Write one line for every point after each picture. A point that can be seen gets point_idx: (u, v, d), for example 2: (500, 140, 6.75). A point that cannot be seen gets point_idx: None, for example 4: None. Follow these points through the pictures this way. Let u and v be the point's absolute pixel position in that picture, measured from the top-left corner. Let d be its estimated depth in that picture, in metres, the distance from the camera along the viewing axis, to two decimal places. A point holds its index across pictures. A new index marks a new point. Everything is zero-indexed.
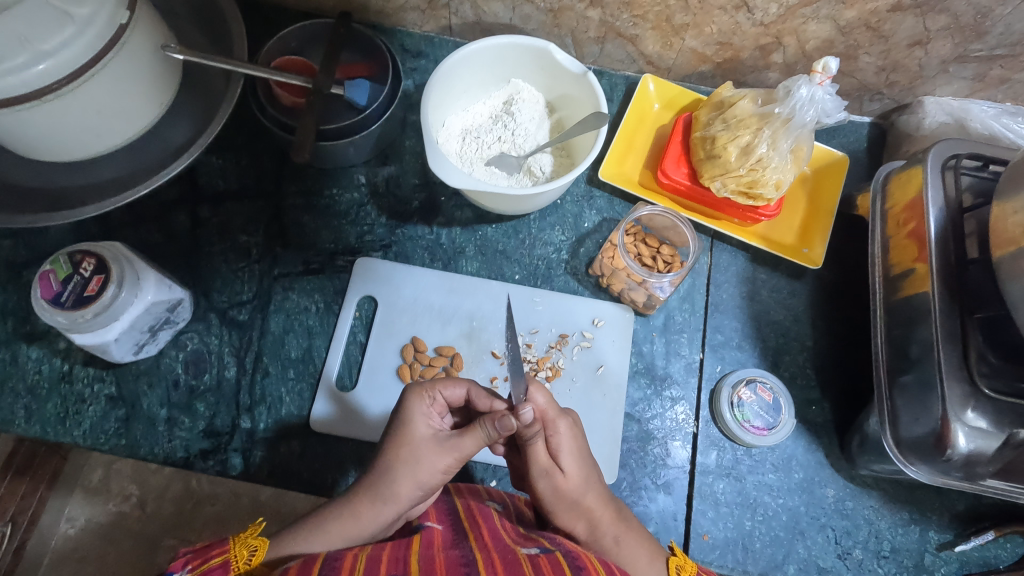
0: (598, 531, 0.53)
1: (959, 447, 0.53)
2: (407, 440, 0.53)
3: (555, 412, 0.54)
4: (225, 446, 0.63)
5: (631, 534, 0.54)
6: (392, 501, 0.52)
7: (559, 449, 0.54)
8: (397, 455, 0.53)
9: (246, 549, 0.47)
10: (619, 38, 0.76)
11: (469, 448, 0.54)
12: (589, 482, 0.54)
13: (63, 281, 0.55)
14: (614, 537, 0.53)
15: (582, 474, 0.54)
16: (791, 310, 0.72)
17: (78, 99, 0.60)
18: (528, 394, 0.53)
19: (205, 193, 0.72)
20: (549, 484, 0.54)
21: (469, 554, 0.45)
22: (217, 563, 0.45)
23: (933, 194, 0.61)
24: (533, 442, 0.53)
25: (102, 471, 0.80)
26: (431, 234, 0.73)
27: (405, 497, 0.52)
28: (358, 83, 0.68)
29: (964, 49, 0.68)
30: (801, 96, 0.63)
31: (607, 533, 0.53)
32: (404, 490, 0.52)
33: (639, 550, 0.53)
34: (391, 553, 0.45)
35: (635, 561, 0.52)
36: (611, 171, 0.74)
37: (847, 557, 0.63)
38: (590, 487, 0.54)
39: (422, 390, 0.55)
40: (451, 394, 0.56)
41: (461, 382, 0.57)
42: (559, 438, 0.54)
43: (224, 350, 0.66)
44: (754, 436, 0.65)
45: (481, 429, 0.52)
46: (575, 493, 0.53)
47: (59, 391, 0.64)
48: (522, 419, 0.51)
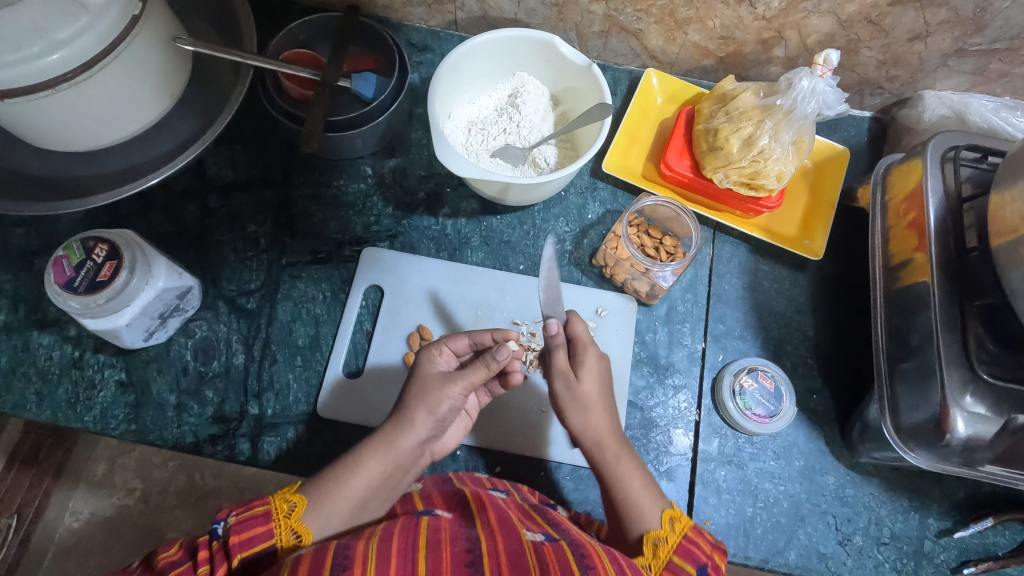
0: (601, 448, 0.57)
1: (958, 432, 0.54)
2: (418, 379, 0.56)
3: (587, 340, 0.59)
4: (233, 431, 0.64)
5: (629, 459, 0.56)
6: (409, 427, 0.53)
7: (579, 368, 0.58)
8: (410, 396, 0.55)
9: (285, 503, 0.48)
10: (623, 32, 0.77)
11: (474, 379, 0.56)
12: (604, 405, 0.58)
13: (76, 267, 0.56)
14: (613, 455, 0.56)
15: (600, 394, 0.58)
16: (792, 301, 0.72)
17: (92, 88, 0.61)
18: (571, 323, 0.59)
19: (214, 184, 0.73)
20: (563, 391, 0.58)
21: (475, 544, 0.46)
22: (260, 513, 0.47)
23: (933, 185, 0.62)
24: (556, 352, 0.57)
25: (104, 465, 0.97)
26: (437, 225, 0.74)
27: (422, 423, 0.54)
28: (366, 77, 0.70)
29: (963, 43, 0.69)
30: (802, 88, 0.64)
31: (607, 448, 0.56)
32: (420, 419, 0.54)
33: (637, 473, 0.56)
34: (399, 542, 0.44)
35: (629, 482, 0.55)
36: (614, 163, 0.75)
37: (848, 544, 0.64)
38: (602, 408, 0.58)
39: (443, 343, 0.59)
40: (457, 344, 0.59)
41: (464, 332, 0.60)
42: (582, 362, 0.58)
43: (232, 337, 0.67)
44: (756, 424, 0.66)
45: (481, 361, 0.56)
46: (590, 409, 0.57)
47: (70, 377, 0.65)
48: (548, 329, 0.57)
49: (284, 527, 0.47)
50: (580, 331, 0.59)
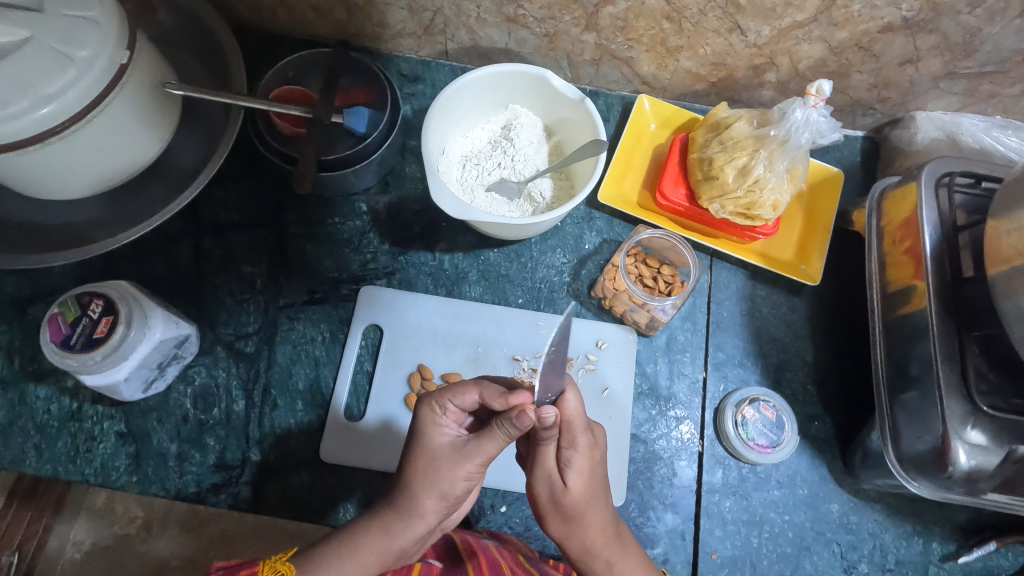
0: (593, 555, 0.53)
1: (961, 464, 0.54)
2: (426, 451, 0.53)
3: (581, 426, 0.52)
4: (235, 479, 0.64)
5: (625, 558, 0.54)
6: (416, 516, 0.52)
7: (568, 464, 0.52)
8: (417, 466, 0.53)
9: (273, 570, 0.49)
10: (614, 60, 0.77)
11: (490, 451, 0.53)
12: (594, 502, 0.53)
13: (72, 324, 0.56)
14: (607, 562, 0.54)
15: (588, 492, 0.52)
16: (791, 326, 0.73)
17: (82, 140, 0.60)
18: (562, 397, 0.51)
19: (208, 225, 0.72)
20: (549, 490, 0.53)
21: None
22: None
23: (928, 213, 0.62)
24: (547, 445, 0.52)
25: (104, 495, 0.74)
26: (433, 260, 0.73)
27: (430, 510, 0.52)
28: (357, 111, 0.69)
29: (954, 66, 0.69)
30: (796, 119, 0.64)
31: (601, 556, 0.53)
32: (428, 505, 0.52)
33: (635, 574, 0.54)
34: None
35: None
36: (609, 193, 0.75)
37: (853, 572, 0.64)
38: (596, 510, 0.53)
39: (437, 401, 0.54)
40: (463, 401, 0.55)
41: (472, 387, 0.55)
42: (572, 455, 0.52)
43: (232, 383, 0.67)
44: (759, 454, 0.66)
45: (500, 429, 0.51)
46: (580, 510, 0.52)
47: (69, 429, 0.64)
48: (542, 419, 0.49)
49: None
50: (574, 407, 0.52)
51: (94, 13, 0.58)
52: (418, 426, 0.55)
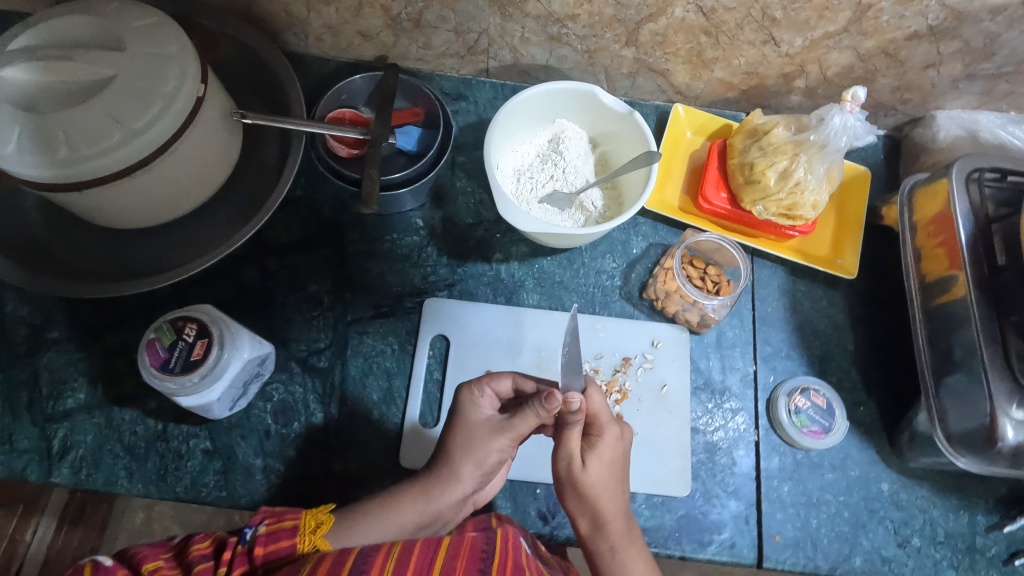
0: (602, 534, 0.58)
1: (1008, 439, 0.59)
2: (464, 425, 0.60)
3: (602, 417, 0.59)
4: (320, 488, 0.67)
5: (631, 548, 0.58)
6: (452, 479, 0.59)
7: (593, 446, 0.59)
8: (457, 433, 0.61)
9: (314, 520, 0.56)
10: (650, 72, 0.81)
11: (520, 429, 0.59)
12: (608, 488, 0.58)
13: (169, 347, 0.58)
14: (611, 546, 0.58)
15: (605, 479, 0.58)
16: (832, 318, 0.77)
17: (162, 170, 0.63)
18: (587, 393, 0.60)
19: (272, 246, 0.75)
20: (569, 469, 0.58)
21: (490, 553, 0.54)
22: (287, 527, 0.55)
23: (961, 207, 0.67)
24: (572, 428, 0.57)
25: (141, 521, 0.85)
26: (491, 271, 0.77)
27: (465, 475, 0.59)
28: (407, 131, 0.78)
29: (973, 68, 0.73)
30: (834, 125, 0.68)
31: (607, 539, 0.58)
32: (465, 471, 0.59)
33: (636, 562, 0.57)
34: (419, 557, 0.52)
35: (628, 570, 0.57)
36: (653, 199, 0.79)
37: (907, 546, 0.68)
38: (609, 495, 0.58)
39: (480, 385, 0.62)
40: (499, 387, 0.62)
41: (508, 375, 0.63)
42: (596, 441, 0.59)
43: (309, 397, 0.70)
44: (812, 439, 0.70)
45: (530, 409, 0.58)
46: (594, 492, 0.57)
47: (156, 449, 0.66)
48: (570, 404, 0.56)
49: (308, 542, 0.55)
50: (600, 404, 0.59)
51: (170, 48, 0.61)
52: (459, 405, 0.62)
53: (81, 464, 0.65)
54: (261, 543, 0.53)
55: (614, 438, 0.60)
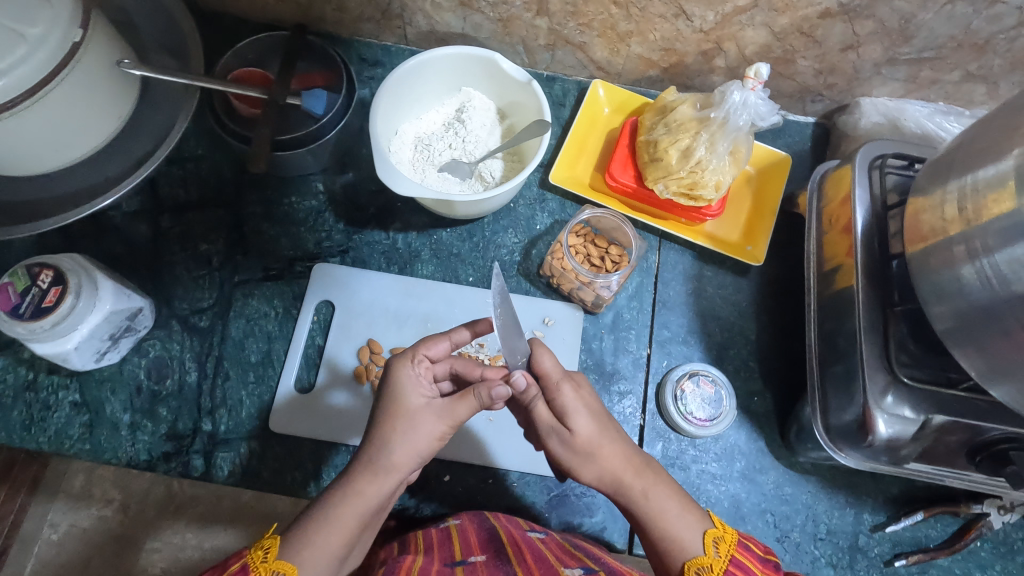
0: (624, 487, 0.52)
1: (879, 433, 0.56)
2: (401, 413, 0.54)
3: (558, 376, 0.55)
4: (187, 448, 0.65)
5: (661, 487, 0.53)
6: (388, 472, 0.52)
7: (567, 411, 0.54)
8: (385, 418, 0.54)
9: (260, 549, 0.48)
10: (568, 45, 0.79)
11: (461, 415, 0.55)
12: (603, 439, 0.53)
13: (21, 293, 0.57)
14: (641, 493, 0.52)
15: (594, 429, 0.53)
16: (734, 306, 0.74)
17: (34, 115, 0.61)
18: (535, 356, 0.54)
19: (165, 203, 0.74)
20: (561, 441, 0.54)
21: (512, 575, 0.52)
22: (234, 570, 0.46)
23: (860, 193, 0.64)
24: (536, 402, 0.54)
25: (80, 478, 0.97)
26: (387, 239, 0.75)
27: (402, 465, 0.52)
28: (315, 93, 0.71)
29: (894, 52, 0.71)
30: (734, 101, 0.66)
31: (636, 488, 0.52)
32: (400, 459, 0.52)
33: (671, 502, 0.52)
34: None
35: (667, 516, 0.51)
36: (561, 175, 0.77)
37: (785, 540, 0.66)
38: (605, 444, 0.53)
39: (406, 373, 0.56)
40: (435, 350, 0.60)
41: (442, 337, 0.60)
42: (564, 401, 0.54)
43: (185, 355, 0.68)
44: (696, 427, 0.68)
45: (474, 395, 0.54)
46: (586, 449, 0.53)
47: (24, 399, 0.66)
48: (516, 384, 0.53)
49: (264, 569, 0.46)
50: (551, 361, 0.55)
51: None
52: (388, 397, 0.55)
53: None
54: None
55: (580, 395, 0.55)
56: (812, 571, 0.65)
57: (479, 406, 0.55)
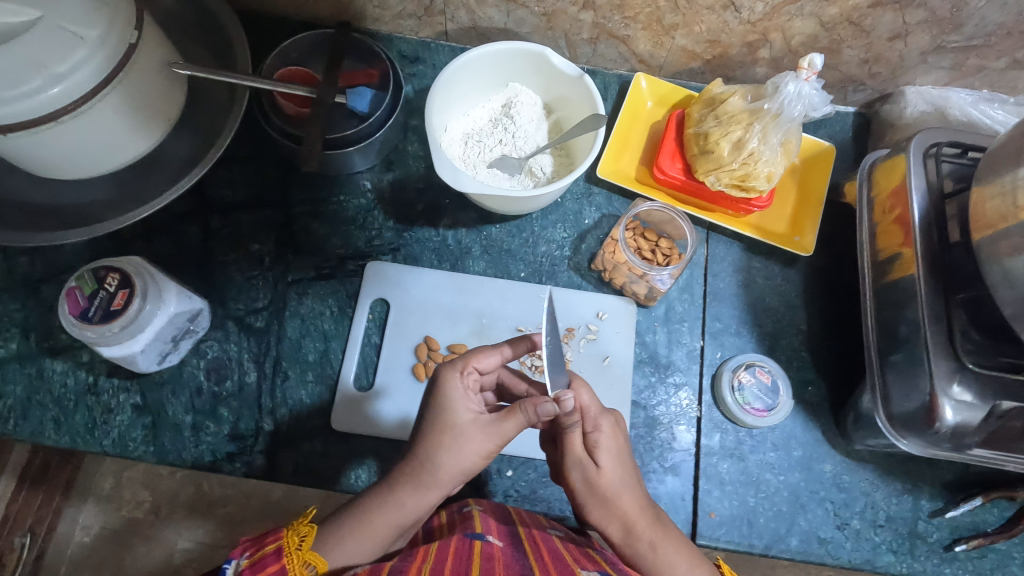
0: (632, 533, 0.53)
1: (946, 420, 0.57)
2: (449, 426, 0.52)
3: (598, 409, 0.55)
4: (250, 448, 0.66)
5: (669, 541, 0.54)
6: (427, 490, 0.53)
7: (598, 447, 0.54)
8: (429, 434, 0.53)
9: (297, 535, 0.48)
10: (611, 39, 0.78)
11: (510, 432, 0.54)
12: (624, 480, 0.54)
13: (89, 296, 0.57)
14: (648, 543, 0.53)
15: (619, 473, 0.54)
16: (785, 296, 0.75)
17: (92, 119, 0.61)
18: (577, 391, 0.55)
19: (214, 204, 0.74)
20: (583, 477, 0.54)
21: (526, 564, 0.49)
22: (271, 550, 0.47)
23: (916, 181, 0.64)
24: (573, 429, 0.55)
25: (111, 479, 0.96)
26: (437, 236, 0.75)
27: (442, 482, 0.53)
28: (360, 91, 0.73)
29: (942, 40, 0.70)
30: (788, 92, 0.66)
31: (642, 538, 0.53)
32: (441, 475, 0.52)
33: (678, 557, 0.53)
34: (455, 564, 0.48)
35: (673, 570, 0.52)
36: (608, 169, 0.77)
37: (845, 528, 0.67)
38: (624, 487, 0.54)
39: (453, 374, 0.54)
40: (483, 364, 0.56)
41: (494, 350, 0.57)
42: (600, 439, 0.54)
43: (243, 356, 0.69)
44: (755, 417, 0.68)
45: (522, 413, 0.52)
46: (609, 489, 0.54)
47: (86, 402, 0.66)
48: (564, 406, 0.53)
49: (298, 559, 0.47)
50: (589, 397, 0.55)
51: None
52: (434, 410, 0.53)
53: (8, 414, 0.65)
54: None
55: (615, 439, 0.55)
56: (873, 558, 0.66)
57: (526, 424, 0.54)
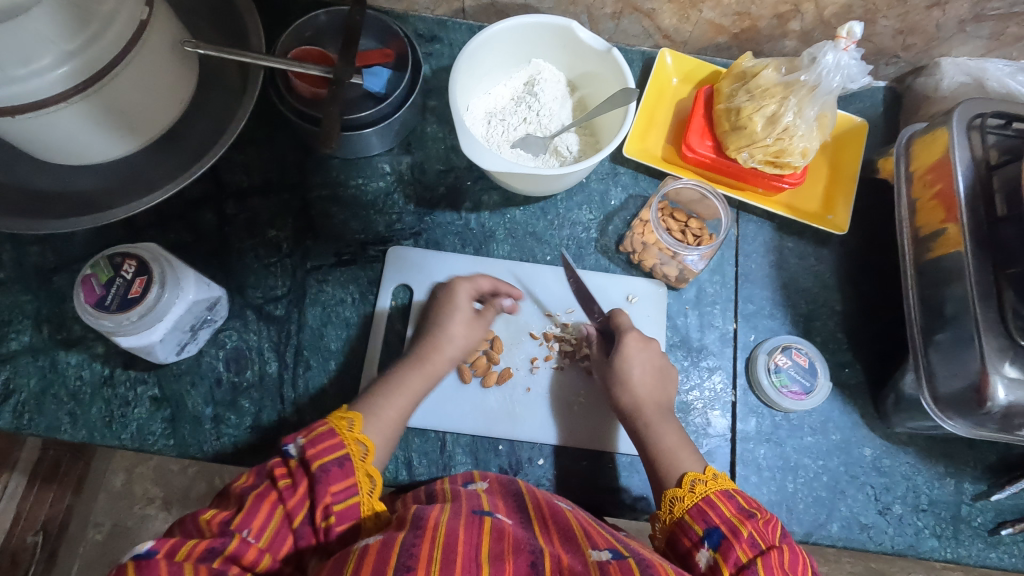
0: (639, 412, 0.62)
1: (998, 399, 0.55)
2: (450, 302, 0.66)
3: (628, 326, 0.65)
4: (273, 440, 0.64)
5: (669, 430, 0.61)
6: (444, 350, 0.64)
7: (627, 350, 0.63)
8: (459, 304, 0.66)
9: (344, 422, 0.55)
10: (635, 13, 0.75)
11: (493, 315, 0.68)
12: (648, 382, 0.63)
13: (105, 285, 0.55)
14: (645, 424, 0.61)
15: (648, 375, 0.63)
16: (819, 277, 0.73)
17: (103, 99, 0.59)
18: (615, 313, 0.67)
19: (230, 190, 0.71)
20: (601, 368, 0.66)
21: (537, 549, 0.47)
22: (325, 429, 0.52)
23: (960, 154, 0.62)
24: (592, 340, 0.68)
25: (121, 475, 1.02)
26: (460, 220, 0.73)
27: (457, 340, 0.64)
28: (376, 72, 0.70)
29: (981, 8, 0.67)
30: (826, 63, 0.63)
31: (644, 417, 0.61)
32: (450, 341, 0.64)
33: (675, 440, 0.60)
34: (466, 540, 0.46)
35: (664, 441, 0.60)
36: (634, 147, 0.74)
37: (887, 513, 0.65)
38: (647, 385, 0.62)
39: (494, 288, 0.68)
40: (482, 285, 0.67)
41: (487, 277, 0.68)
42: (631, 345, 0.63)
43: (263, 345, 0.66)
44: (792, 401, 0.66)
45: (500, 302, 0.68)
46: (629, 379, 0.62)
47: (102, 395, 0.64)
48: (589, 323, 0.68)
49: (351, 438, 0.53)
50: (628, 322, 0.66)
51: None
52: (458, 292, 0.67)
53: (22, 409, 0.63)
54: (310, 447, 0.51)
55: (646, 350, 0.64)
56: (916, 543, 0.64)
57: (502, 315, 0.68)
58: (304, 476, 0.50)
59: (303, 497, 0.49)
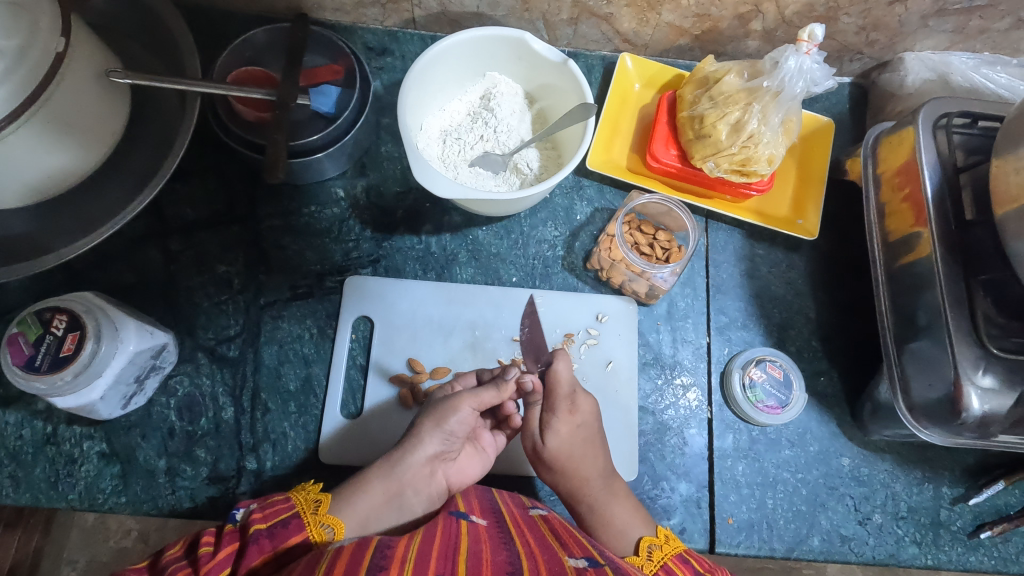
0: (579, 497, 0.59)
1: (973, 409, 0.54)
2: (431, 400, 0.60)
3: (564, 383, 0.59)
4: (233, 490, 0.61)
5: (618, 501, 0.59)
6: (416, 441, 0.57)
7: (549, 426, 0.59)
8: (430, 419, 0.58)
9: (311, 501, 0.52)
10: (593, 18, 0.71)
11: (489, 400, 0.59)
12: (576, 459, 0.59)
13: (34, 343, 0.52)
14: (589, 505, 0.59)
15: (571, 448, 0.59)
16: (791, 283, 0.71)
17: (21, 142, 0.53)
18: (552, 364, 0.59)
19: (174, 224, 0.67)
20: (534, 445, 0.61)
21: (515, 560, 0.44)
22: (282, 499, 0.51)
23: (927, 156, 0.60)
24: (533, 403, 0.61)
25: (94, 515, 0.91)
26: (420, 244, 0.70)
27: (427, 434, 0.57)
28: (325, 90, 0.64)
29: (943, 3, 0.65)
30: (789, 68, 0.61)
31: (584, 500, 0.59)
32: (425, 429, 0.57)
33: (629, 513, 0.58)
34: (441, 545, 0.45)
35: (612, 520, 0.58)
36: (598, 159, 0.72)
37: (867, 523, 0.64)
38: (579, 464, 0.59)
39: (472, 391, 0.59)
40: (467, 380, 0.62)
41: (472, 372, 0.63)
42: (554, 419, 0.59)
43: (217, 390, 0.63)
44: (768, 415, 0.65)
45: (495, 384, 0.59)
46: (560, 463, 0.59)
47: (46, 454, 0.60)
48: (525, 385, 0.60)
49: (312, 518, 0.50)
50: (564, 375, 0.59)
51: None
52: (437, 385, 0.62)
53: None
54: (259, 513, 0.48)
55: (576, 420, 0.59)
56: (896, 551, 0.63)
57: (502, 397, 0.59)
58: (237, 539, 0.46)
59: (224, 561, 0.44)
